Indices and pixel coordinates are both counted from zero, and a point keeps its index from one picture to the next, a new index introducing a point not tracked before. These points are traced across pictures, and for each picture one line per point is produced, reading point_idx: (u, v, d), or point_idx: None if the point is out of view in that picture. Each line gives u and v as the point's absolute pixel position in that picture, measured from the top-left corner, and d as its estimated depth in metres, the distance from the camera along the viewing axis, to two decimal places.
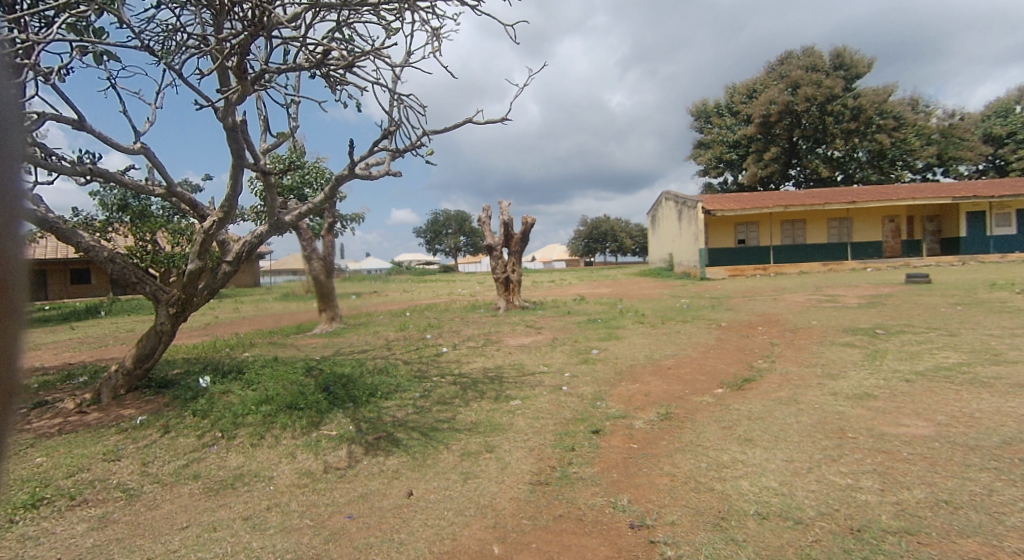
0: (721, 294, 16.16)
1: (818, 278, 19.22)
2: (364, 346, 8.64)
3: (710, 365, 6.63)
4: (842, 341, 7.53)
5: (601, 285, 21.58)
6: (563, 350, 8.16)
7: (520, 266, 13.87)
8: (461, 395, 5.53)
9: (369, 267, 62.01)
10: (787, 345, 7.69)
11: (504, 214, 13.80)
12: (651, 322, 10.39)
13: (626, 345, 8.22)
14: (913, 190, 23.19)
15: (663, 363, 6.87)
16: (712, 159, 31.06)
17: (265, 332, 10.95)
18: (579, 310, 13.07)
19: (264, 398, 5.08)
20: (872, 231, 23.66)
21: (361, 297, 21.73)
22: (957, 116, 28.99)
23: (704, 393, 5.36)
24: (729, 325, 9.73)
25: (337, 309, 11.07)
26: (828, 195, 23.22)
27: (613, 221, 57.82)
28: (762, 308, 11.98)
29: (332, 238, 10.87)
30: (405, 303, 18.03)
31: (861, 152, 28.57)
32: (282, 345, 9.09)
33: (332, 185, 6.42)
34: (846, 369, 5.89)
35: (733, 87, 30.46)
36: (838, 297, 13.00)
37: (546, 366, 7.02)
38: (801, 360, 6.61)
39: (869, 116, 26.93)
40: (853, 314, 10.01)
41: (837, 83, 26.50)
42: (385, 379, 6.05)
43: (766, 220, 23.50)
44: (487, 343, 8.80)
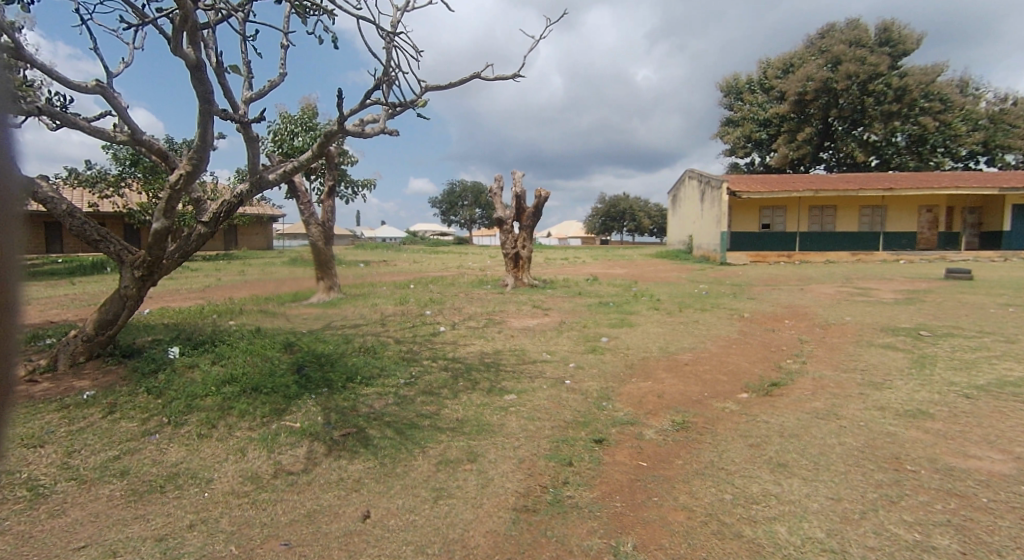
0: (743, 281, 15.35)
1: (847, 269, 18.27)
2: (358, 320, 8.06)
3: (733, 363, 5.96)
4: (881, 342, 6.81)
5: (616, 265, 20.80)
6: (570, 336, 7.53)
7: (531, 241, 13.15)
8: (451, 384, 4.94)
9: (383, 236, 61.67)
10: (818, 345, 6.97)
11: (518, 186, 13.06)
12: (667, 309, 9.69)
13: (639, 334, 7.56)
14: (955, 179, 21.87)
15: (680, 357, 6.22)
16: (740, 138, 29.77)
17: (259, 298, 10.44)
18: (591, 291, 12.39)
19: (228, 377, 4.48)
20: (907, 221, 22.46)
21: (368, 266, 21.22)
22: (1010, 101, 27.34)
23: (726, 397, 4.71)
24: (752, 316, 9.04)
25: (336, 278, 10.50)
26: (863, 182, 22.00)
27: (632, 200, 56.58)
28: (788, 299, 11.19)
29: (332, 202, 10.20)
30: (412, 274, 17.46)
31: (899, 138, 27.09)
32: (274, 314, 8.55)
33: (320, 143, 5.75)
34: (891, 377, 5.20)
35: (768, 62, 28.99)
36: (870, 291, 12.15)
37: (550, 353, 6.40)
38: (837, 362, 5.91)
39: (914, 98, 25.43)
40: (890, 311, 9.24)
41: (882, 60, 24.95)
42: (372, 360, 5.45)
43: (793, 205, 22.43)
44: (488, 324, 8.18)
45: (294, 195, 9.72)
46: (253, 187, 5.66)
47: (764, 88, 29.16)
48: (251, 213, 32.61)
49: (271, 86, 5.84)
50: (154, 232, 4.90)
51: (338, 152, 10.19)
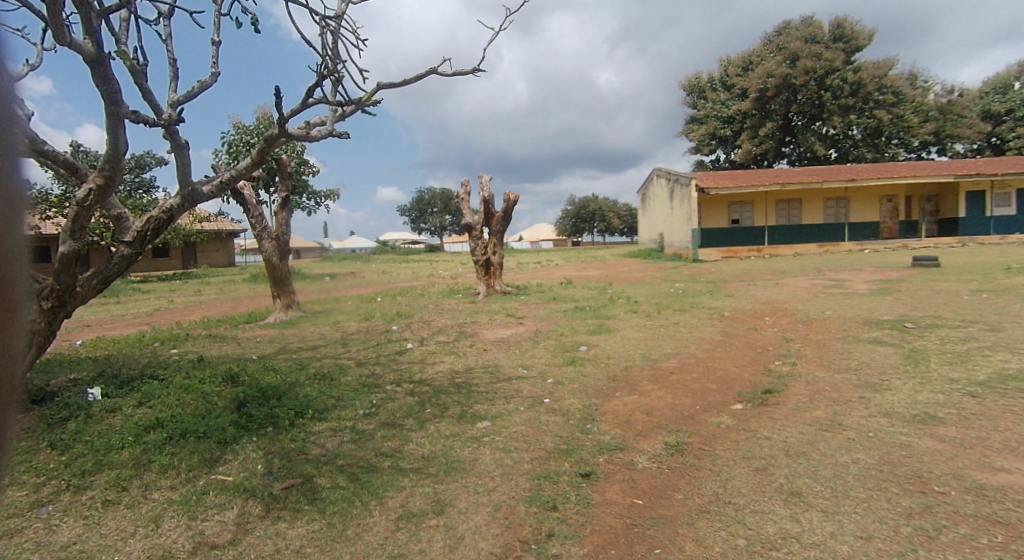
0: (717, 277, 15.17)
1: (817, 261, 18.32)
2: (318, 341, 7.44)
3: (722, 369, 5.57)
4: (868, 337, 6.52)
5: (589, 267, 20.49)
6: (547, 346, 7.05)
7: (501, 247, 12.67)
8: (417, 412, 4.42)
9: (352, 246, 60.44)
10: (803, 343, 6.66)
11: (485, 190, 12.58)
12: (646, 311, 9.32)
13: (618, 340, 7.12)
14: (913, 168, 22.28)
15: (664, 365, 5.80)
16: (705, 135, 29.91)
17: (211, 321, 9.69)
18: (565, 295, 11.97)
19: (153, 423, 3.86)
20: (870, 211, 22.79)
21: (335, 279, 20.44)
22: (956, 92, 28.19)
23: (720, 410, 4.29)
24: (732, 315, 8.74)
25: (294, 295, 9.82)
26: (826, 174, 22.23)
27: (601, 200, 56.65)
28: (765, 295, 10.94)
29: (287, 213, 9.53)
30: (380, 286, 16.80)
31: (856, 130, 27.60)
32: (224, 338, 7.86)
33: (259, 149, 5.15)
34: (887, 376, 4.86)
35: (728, 59, 29.25)
36: (844, 282, 12.02)
37: (526, 368, 5.90)
38: (827, 362, 5.59)
39: (869, 92, 25.98)
40: (869, 303, 9.04)
41: (837, 56, 25.37)
42: (329, 388, 4.90)
43: (760, 199, 22.51)
44: (459, 337, 7.66)
45: (243, 206, 9.05)
46: (185, 200, 5.02)
47: (726, 85, 29.34)
48: (210, 229, 31.35)
49: (200, 88, 5.24)
50: (62, 256, 4.40)
51: (289, 160, 9.54)
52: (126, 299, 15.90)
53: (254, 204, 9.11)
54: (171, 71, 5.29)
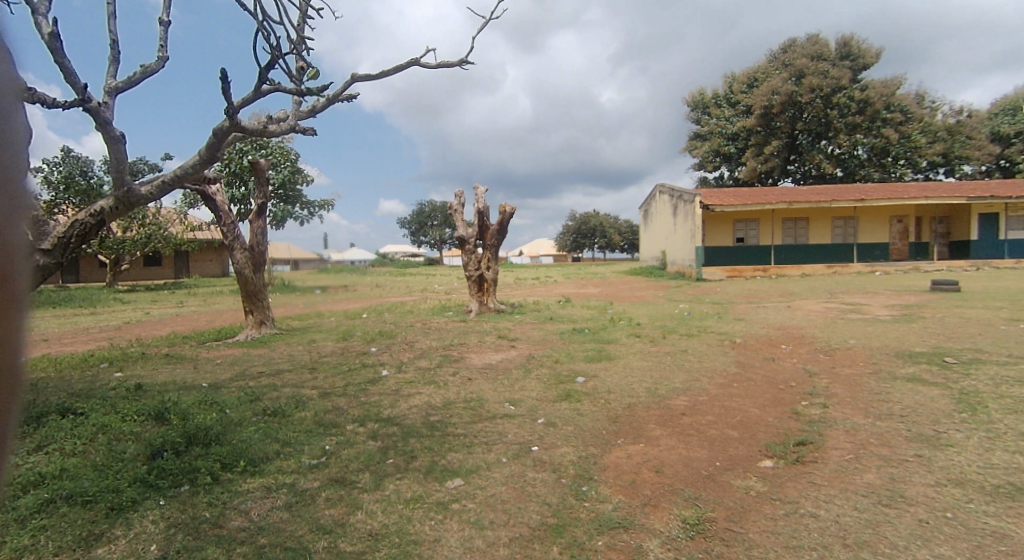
0: (722, 298, 14.42)
1: (827, 282, 17.54)
2: (283, 365, 6.64)
3: (741, 411, 4.80)
4: (904, 373, 5.75)
5: (589, 284, 19.70)
6: (539, 376, 6.26)
7: (497, 261, 11.94)
8: (376, 464, 3.64)
9: (351, 259, 59.77)
10: (830, 379, 5.89)
11: (479, 202, 11.89)
12: (650, 335, 8.54)
13: (620, 371, 6.33)
14: (923, 188, 21.66)
15: (673, 404, 5.01)
16: (709, 153, 29.34)
17: (175, 337, 8.89)
18: (563, 315, 11.20)
19: (37, 478, 3.07)
20: (879, 232, 22.13)
21: (324, 293, 19.68)
22: (966, 113, 27.80)
23: (746, 469, 3.51)
24: (744, 342, 7.99)
25: (269, 311, 9.05)
26: (834, 192, 21.59)
27: (602, 217, 56.22)
28: (777, 319, 10.18)
29: (263, 222, 8.74)
30: (370, 301, 16.01)
31: (862, 150, 27.10)
32: (180, 358, 7.06)
33: (207, 144, 4.36)
34: (942, 427, 4.08)
35: (733, 76, 28.80)
36: (861, 307, 11.27)
37: (513, 404, 5.10)
38: (863, 404, 4.81)
39: (877, 110, 25.45)
40: (894, 331, 8.27)
41: (844, 74, 24.93)
42: (275, 429, 4.10)
43: (767, 217, 21.82)
44: (443, 362, 6.88)
45: (214, 213, 8.33)
46: (119, 203, 4.31)
47: (730, 102, 28.90)
48: (202, 238, 30.62)
49: (142, 73, 4.53)
50: None
51: (268, 166, 8.84)
52: (99, 309, 15.10)
53: (226, 212, 8.39)
54: (110, 54, 4.61)
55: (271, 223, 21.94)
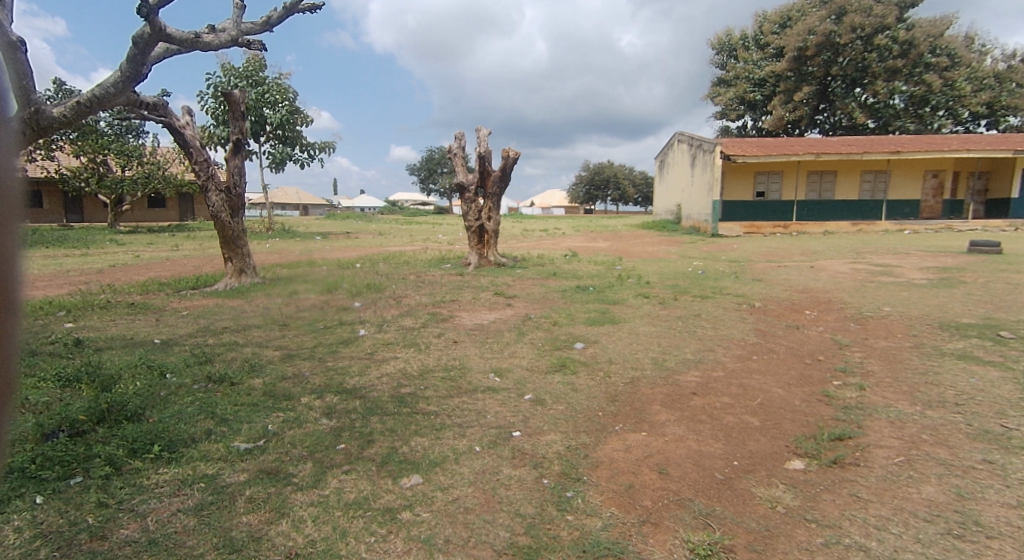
0: (740, 256, 13.57)
1: (852, 241, 16.56)
2: (252, 319, 6.00)
3: (763, 393, 4.12)
4: (952, 350, 5.02)
5: (599, 238, 18.87)
6: (533, 341, 5.60)
7: (499, 210, 11.16)
8: (324, 452, 2.97)
9: (361, 205, 59.03)
10: (864, 354, 5.18)
11: (482, 144, 10.99)
12: (660, 296, 7.82)
13: (624, 337, 5.65)
14: (962, 141, 20.23)
15: (683, 381, 4.33)
16: (733, 100, 27.71)
17: (150, 284, 8.32)
18: (567, 270, 10.49)
19: None
20: (911, 188, 20.84)
21: (325, 241, 19.04)
22: (1018, 58, 25.76)
23: (770, 473, 2.85)
24: (765, 306, 7.26)
25: (250, 258, 8.41)
26: (866, 144, 20.22)
27: (617, 167, 54.55)
28: (800, 280, 9.38)
29: (240, 160, 7.97)
30: (370, 249, 15.37)
31: (898, 99, 25.42)
32: (144, 309, 6.46)
33: (128, 58, 3.74)
34: (1011, 423, 3.38)
35: (764, 15, 26.81)
36: (892, 269, 10.41)
37: (498, 375, 4.45)
38: (908, 388, 4.11)
39: (921, 53, 23.69)
40: (934, 297, 7.47)
41: (890, 12, 22.80)
42: (214, 401, 3.44)
43: (791, 169, 20.58)
44: (429, 321, 6.26)
45: (184, 149, 7.58)
46: (25, 128, 3.67)
47: (759, 44, 27.03)
48: None
49: None
50: None
51: (244, 98, 7.96)
52: (90, 251, 14.58)
53: (198, 148, 7.63)
54: None
55: (271, 166, 21.13)
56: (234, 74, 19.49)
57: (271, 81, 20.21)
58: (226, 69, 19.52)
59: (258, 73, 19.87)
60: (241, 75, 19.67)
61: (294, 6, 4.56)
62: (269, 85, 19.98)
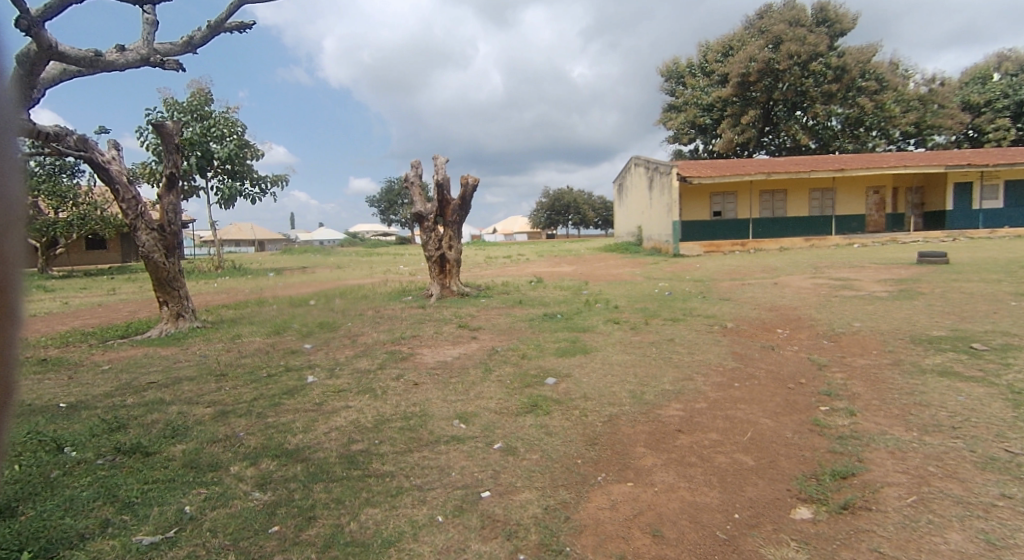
0: (703, 275, 13.54)
1: (808, 256, 16.87)
2: (185, 371, 5.40)
3: (752, 424, 3.78)
4: (931, 365, 4.83)
5: (562, 262, 18.70)
6: (500, 377, 5.16)
7: (459, 239, 10.78)
8: (250, 539, 2.48)
9: (320, 239, 57.82)
10: (846, 374, 4.94)
11: (439, 173, 10.64)
12: (630, 321, 7.54)
13: (597, 369, 5.28)
14: (900, 157, 21.14)
15: (666, 417, 3.97)
16: (684, 123, 28.38)
17: (74, 335, 7.55)
18: (532, 297, 10.14)
19: None
20: (858, 203, 21.57)
21: (278, 277, 18.24)
22: (937, 82, 27.38)
23: (777, 527, 2.49)
24: (737, 327, 7.05)
25: (188, 301, 7.75)
26: (813, 163, 20.87)
27: (576, 192, 55.25)
28: (766, 298, 9.29)
29: (175, 195, 7.37)
30: (326, 285, 14.71)
31: (835, 121, 26.50)
32: (59, 366, 5.75)
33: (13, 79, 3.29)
34: (1016, 447, 3.13)
35: (707, 44, 27.77)
36: (852, 282, 10.48)
37: (464, 421, 3.99)
38: (899, 411, 3.85)
39: (853, 77, 24.77)
40: (899, 310, 7.42)
41: (822, 40, 23.98)
42: (117, 482, 2.92)
43: (744, 188, 21.03)
44: (387, 361, 5.75)
45: (109, 186, 6.96)
46: None
47: (705, 72, 27.85)
48: None
49: None
50: None
51: (178, 129, 7.40)
52: None
53: (125, 184, 7.02)
54: None
55: (219, 202, 20.24)
56: (177, 108, 18.78)
57: (218, 114, 19.54)
58: (169, 103, 18.79)
59: (204, 107, 19.19)
60: (185, 110, 18.96)
61: (220, 26, 4.22)
62: (215, 119, 19.30)
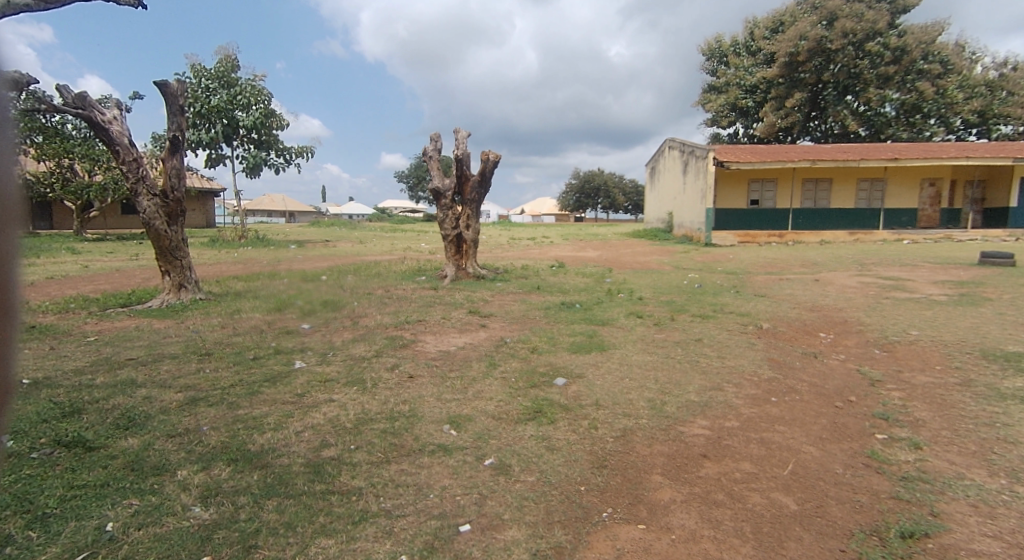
0: (736, 267, 12.75)
1: (852, 251, 15.81)
2: (170, 347, 4.92)
3: (793, 454, 3.19)
4: (1009, 390, 4.16)
5: (588, 247, 18.00)
6: (504, 375, 4.64)
7: (478, 218, 10.24)
8: None
9: (349, 213, 57.92)
10: (903, 392, 4.29)
11: (461, 147, 10.08)
12: (655, 316, 6.91)
13: (615, 370, 4.72)
14: (961, 149, 19.66)
15: (690, 437, 3.40)
16: (724, 106, 27.07)
17: (75, 301, 7.28)
18: (552, 283, 9.58)
19: None
20: (908, 197, 20.25)
21: (298, 249, 17.99)
22: (1009, 66, 25.37)
23: None
24: (774, 328, 6.37)
25: (192, 271, 7.41)
26: (863, 151, 19.55)
27: (607, 175, 54.05)
28: (806, 296, 8.53)
29: (178, 159, 6.92)
30: (342, 259, 14.37)
31: (889, 107, 24.94)
32: (45, 334, 5.40)
33: None
34: None
35: (755, 21, 26.29)
36: (902, 282, 9.62)
37: (456, 427, 3.50)
38: (975, 449, 3.24)
39: (913, 60, 23.14)
40: (963, 317, 6.62)
41: (881, 18, 22.38)
42: (39, 485, 2.48)
43: (786, 176, 19.89)
44: (386, 348, 5.29)
45: (110, 147, 6.60)
46: None
47: (750, 51, 26.51)
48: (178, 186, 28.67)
49: None
50: None
51: (183, 90, 6.96)
52: (39, 261, 13.45)
53: (126, 146, 6.62)
54: None
55: (245, 172, 20.04)
56: (205, 75, 18.60)
57: (245, 82, 19.29)
58: (196, 70, 18.62)
59: (231, 74, 18.93)
60: (213, 77, 18.78)
61: None
62: (242, 86, 19.03)
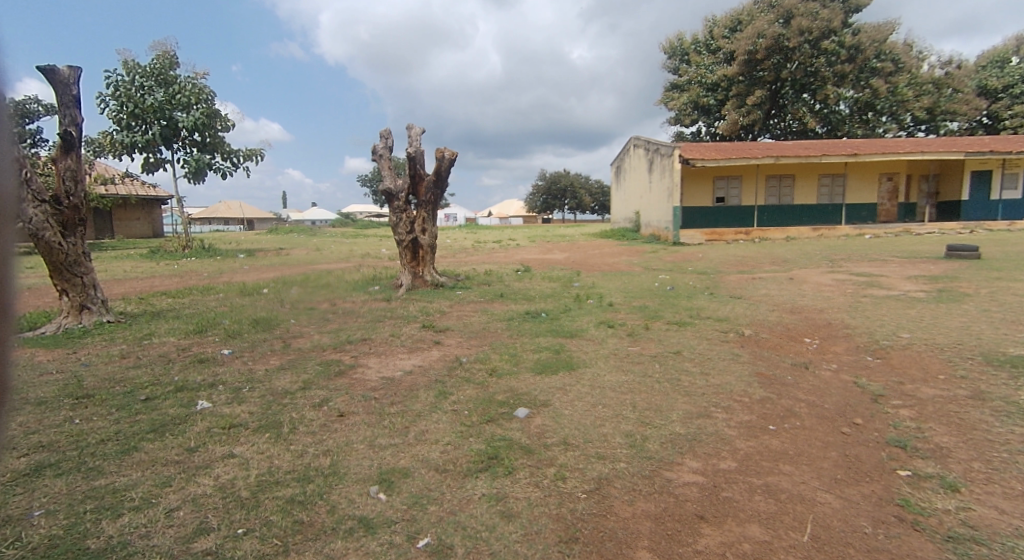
0: (707, 266, 12.32)
1: (818, 246, 15.64)
2: (41, 390, 3.99)
3: (808, 508, 2.53)
4: None
5: (554, 249, 17.42)
6: (454, 407, 3.87)
7: (434, 222, 9.46)
8: None
9: (312, 219, 56.26)
10: (913, 409, 3.70)
11: (414, 144, 9.27)
12: (626, 324, 6.26)
13: (584, 396, 4.01)
14: (917, 143, 19.83)
15: (681, 488, 2.71)
16: (686, 104, 26.93)
17: None
18: (516, 290, 8.86)
19: None
20: (869, 191, 20.34)
21: (247, 259, 16.84)
22: (954, 64, 25.97)
23: None
24: (757, 335, 5.79)
25: (96, 289, 6.45)
26: (824, 147, 19.53)
27: (572, 176, 53.86)
28: (783, 296, 8.03)
29: (74, 160, 6.00)
30: (293, 268, 13.36)
31: (844, 104, 25.20)
32: None
33: None
34: None
35: (713, 19, 26.21)
36: (877, 279, 9.27)
37: (385, 489, 2.73)
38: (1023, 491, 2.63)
39: (867, 58, 23.35)
40: (949, 316, 6.17)
41: (835, 15, 22.41)
42: None
43: (750, 173, 19.71)
44: (315, 377, 4.47)
45: None
46: None
47: (711, 49, 26.44)
48: (122, 194, 26.92)
49: None
50: None
51: (73, 78, 6.03)
52: None
53: None
54: None
55: (188, 177, 18.73)
56: (139, 73, 17.23)
57: (184, 80, 17.98)
58: (130, 67, 17.23)
59: (169, 72, 17.61)
60: (147, 74, 17.39)
61: None
62: (182, 85, 17.77)
